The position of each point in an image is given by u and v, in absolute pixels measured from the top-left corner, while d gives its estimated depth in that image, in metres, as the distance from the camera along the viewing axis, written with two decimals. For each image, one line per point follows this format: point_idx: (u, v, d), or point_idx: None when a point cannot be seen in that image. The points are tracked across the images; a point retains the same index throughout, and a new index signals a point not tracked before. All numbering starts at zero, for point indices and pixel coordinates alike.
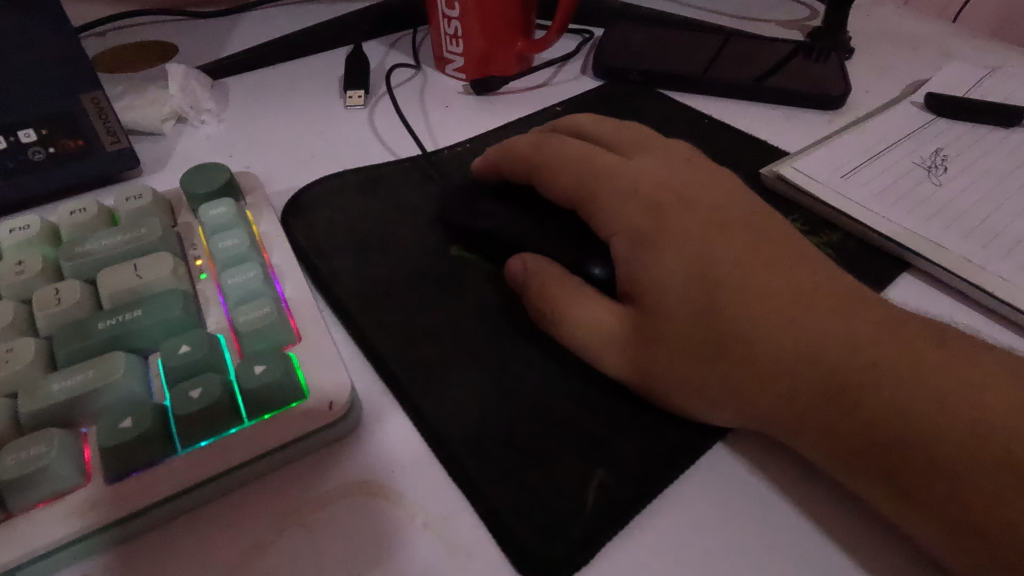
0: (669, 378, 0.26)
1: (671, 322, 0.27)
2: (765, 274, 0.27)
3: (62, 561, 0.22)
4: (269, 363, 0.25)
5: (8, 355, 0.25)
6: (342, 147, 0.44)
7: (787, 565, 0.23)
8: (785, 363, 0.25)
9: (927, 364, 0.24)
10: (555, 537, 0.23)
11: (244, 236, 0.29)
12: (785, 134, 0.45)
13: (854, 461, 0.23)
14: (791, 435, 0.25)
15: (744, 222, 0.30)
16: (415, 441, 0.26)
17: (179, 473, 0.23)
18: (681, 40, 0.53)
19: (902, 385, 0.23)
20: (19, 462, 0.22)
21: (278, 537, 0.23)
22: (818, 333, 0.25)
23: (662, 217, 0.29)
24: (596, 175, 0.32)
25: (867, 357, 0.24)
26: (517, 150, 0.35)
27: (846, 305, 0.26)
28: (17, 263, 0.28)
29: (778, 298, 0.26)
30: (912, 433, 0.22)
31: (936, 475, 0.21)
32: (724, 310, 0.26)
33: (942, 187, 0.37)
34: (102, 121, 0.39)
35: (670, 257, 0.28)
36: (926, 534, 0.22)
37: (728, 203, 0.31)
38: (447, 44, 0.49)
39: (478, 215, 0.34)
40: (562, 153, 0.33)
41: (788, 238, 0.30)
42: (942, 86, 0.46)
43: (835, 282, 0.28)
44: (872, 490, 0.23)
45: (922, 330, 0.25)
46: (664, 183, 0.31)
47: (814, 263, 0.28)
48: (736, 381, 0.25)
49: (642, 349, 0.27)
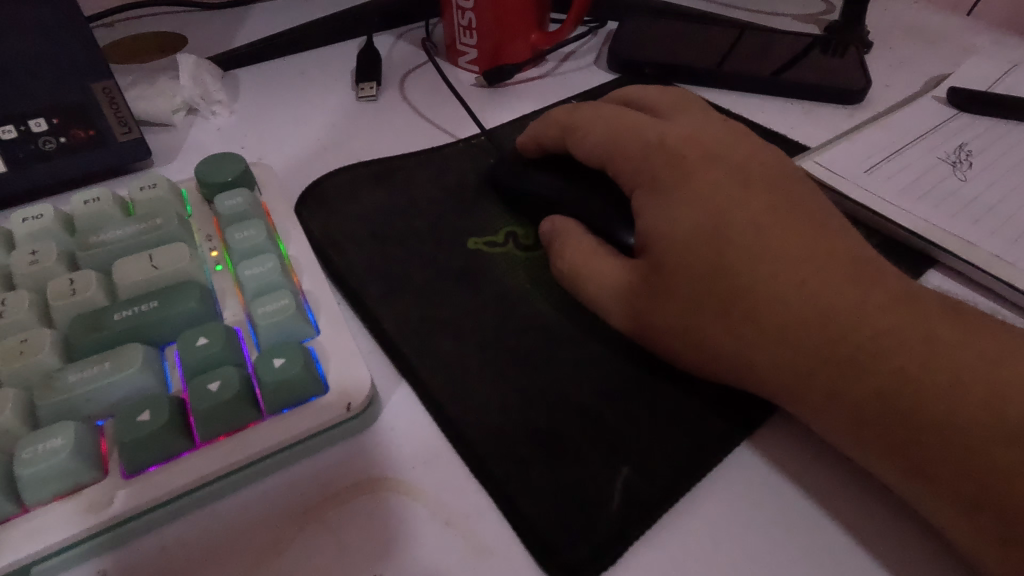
0: (674, 337, 0.27)
1: (682, 281, 0.26)
2: (778, 234, 0.26)
3: (80, 555, 0.22)
4: (289, 356, 0.24)
5: (23, 345, 0.24)
6: (355, 139, 0.43)
7: (818, 567, 0.22)
8: (795, 324, 0.24)
9: (943, 336, 0.23)
10: (581, 537, 0.23)
11: (261, 226, 0.29)
12: (803, 129, 0.44)
13: (855, 427, 0.23)
14: (795, 399, 0.24)
15: (766, 181, 0.29)
16: (436, 437, 0.26)
17: (196, 468, 0.23)
18: (697, 33, 0.52)
19: (915, 353, 0.22)
20: (34, 456, 0.22)
21: (297, 534, 0.23)
22: (828, 295, 0.24)
23: (682, 175, 0.29)
24: (618, 140, 0.32)
25: (880, 325, 0.23)
26: (553, 116, 0.35)
27: (865, 272, 0.25)
28: (31, 252, 0.28)
29: (793, 259, 0.25)
30: (921, 402, 0.22)
31: (940, 447, 0.21)
32: (735, 270, 0.26)
33: (967, 182, 0.37)
34: (113, 111, 0.38)
35: (682, 214, 0.27)
36: (930, 504, 0.22)
37: (753, 162, 0.30)
38: (460, 35, 0.48)
39: (522, 184, 0.35)
40: (595, 115, 0.34)
41: (813, 200, 0.29)
42: (964, 81, 0.45)
43: (856, 247, 0.27)
44: (877, 458, 0.23)
45: (946, 303, 0.24)
46: (693, 137, 0.30)
47: (839, 228, 0.27)
48: (743, 341, 0.25)
49: (648, 308, 0.27)
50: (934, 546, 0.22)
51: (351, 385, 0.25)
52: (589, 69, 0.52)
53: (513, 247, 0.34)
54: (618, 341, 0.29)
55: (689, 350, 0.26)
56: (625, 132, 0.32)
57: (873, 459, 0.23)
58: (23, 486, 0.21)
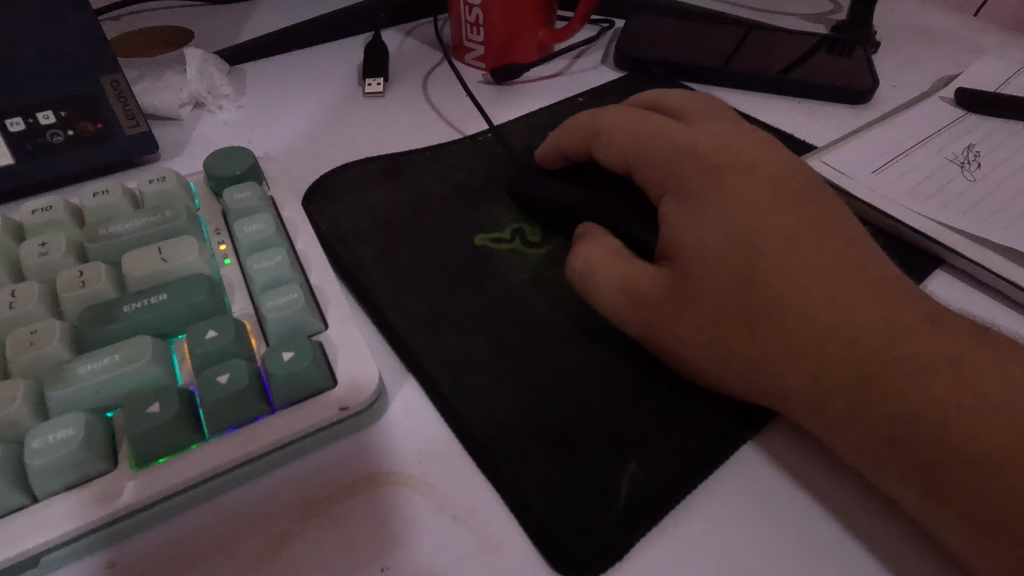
0: (692, 341, 0.26)
1: (705, 288, 0.26)
2: (812, 250, 0.26)
3: (88, 545, 0.22)
4: (298, 349, 0.24)
5: (33, 337, 0.24)
6: (361, 134, 0.44)
7: (823, 567, 0.22)
8: (819, 339, 0.24)
9: (971, 360, 0.23)
10: (589, 535, 0.23)
11: (270, 220, 0.29)
12: (810, 128, 0.44)
13: (874, 445, 0.23)
14: (809, 413, 0.24)
15: (798, 195, 0.28)
16: (443, 432, 0.26)
17: (205, 460, 0.23)
18: (704, 31, 0.52)
19: (938, 376, 0.22)
20: (46, 447, 0.22)
21: (304, 528, 0.23)
22: (859, 313, 0.24)
23: (717, 177, 0.29)
24: (648, 141, 0.31)
25: (905, 346, 0.23)
26: (575, 122, 0.35)
27: (892, 294, 0.25)
28: (41, 243, 0.28)
29: (822, 274, 0.25)
30: (942, 423, 0.22)
31: (962, 468, 0.21)
32: (763, 280, 0.26)
33: (976, 183, 0.37)
34: (121, 104, 0.38)
35: (715, 224, 0.27)
36: (937, 521, 0.22)
37: (787, 171, 0.30)
38: (468, 33, 0.48)
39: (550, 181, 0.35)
40: (620, 119, 0.33)
41: (841, 216, 0.28)
42: (972, 82, 0.45)
43: (882, 267, 0.26)
44: (886, 474, 0.23)
45: (966, 329, 0.24)
46: (726, 146, 0.30)
47: (865, 245, 0.27)
48: (764, 351, 0.25)
49: (672, 309, 0.27)
50: (941, 552, 0.22)
51: (359, 379, 0.25)
52: (596, 67, 0.52)
53: (519, 244, 0.34)
54: (624, 341, 0.29)
55: (709, 362, 0.26)
56: (654, 137, 0.31)
57: (889, 478, 0.23)
58: (33, 477, 0.22)
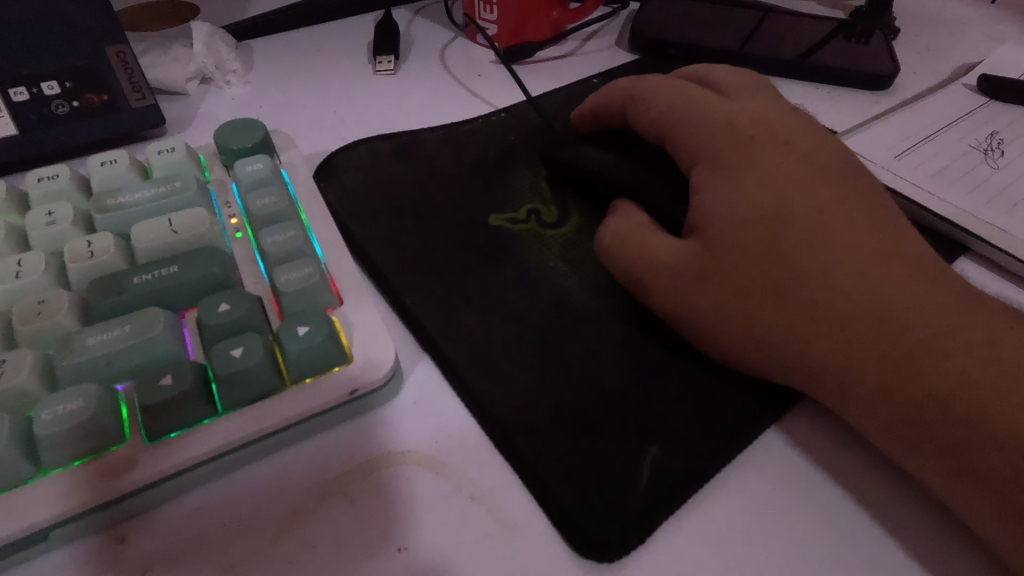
0: (718, 316, 0.26)
1: (732, 260, 0.26)
2: (843, 227, 0.25)
3: (97, 522, 0.21)
4: (313, 324, 0.23)
5: (40, 307, 0.23)
6: (373, 112, 0.43)
7: (850, 554, 0.22)
8: (850, 314, 0.24)
9: (1007, 342, 0.22)
10: (611, 516, 0.22)
11: (282, 193, 0.28)
12: (829, 113, 0.43)
13: (905, 428, 0.22)
14: (836, 392, 0.24)
15: (831, 170, 0.28)
16: (460, 413, 0.25)
17: (217, 435, 0.22)
18: (721, 14, 0.51)
19: (974, 355, 0.22)
20: (55, 417, 0.21)
21: (320, 506, 0.22)
22: (892, 290, 0.24)
23: (750, 151, 0.28)
24: (686, 111, 0.30)
25: (939, 324, 0.23)
26: (614, 88, 0.34)
27: (925, 271, 0.25)
28: (47, 213, 0.27)
29: (855, 249, 0.25)
30: (977, 403, 0.21)
31: (994, 452, 0.21)
32: (793, 254, 0.25)
33: (1000, 170, 0.36)
34: (127, 76, 0.37)
35: (744, 195, 0.27)
36: (964, 502, 0.21)
37: (820, 146, 0.29)
38: (481, 11, 0.47)
39: (581, 153, 0.34)
40: (661, 87, 0.32)
41: (875, 193, 0.28)
42: (995, 70, 0.44)
43: (915, 246, 0.26)
44: (912, 454, 0.22)
45: (999, 309, 0.24)
46: (763, 119, 0.29)
47: (897, 223, 0.27)
48: (791, 325, 0.24)
49: (699, 281, 0.26)
50: (967, 537, 0.22)
51: (376, 357, 0.25)
52: (610, 49, 0.51)
53: (535, 224, 0.33)
54: (644, 323, 0.29)
55: (735, 336, 0.26)
56: (692, 107, 0.30)
57: (919, 461, 0.22)
58: (43, 448, 0.21)
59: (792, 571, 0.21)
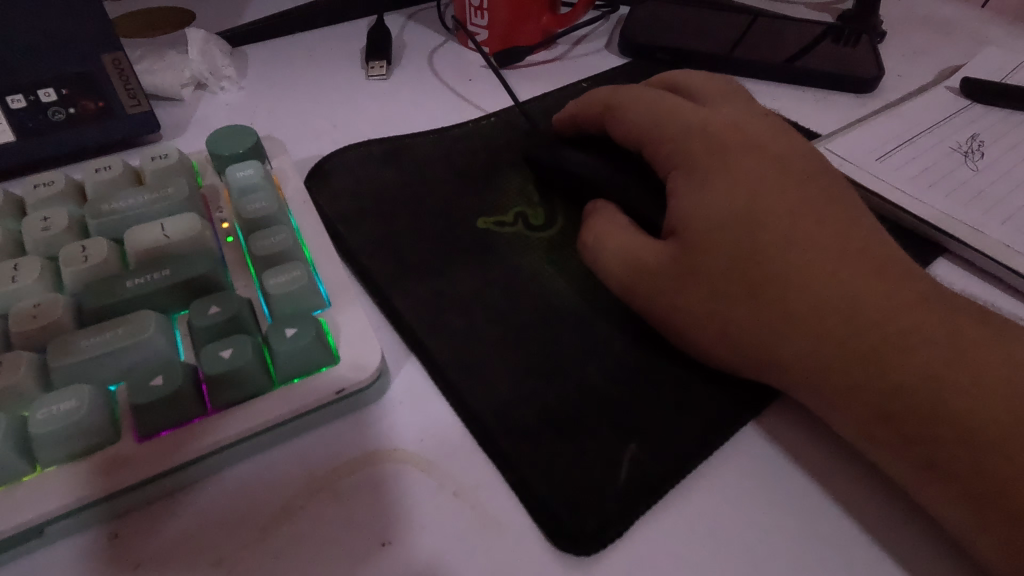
0: (694, 316, 0.27)
1: (708, 262, 0.26)
2: (815, 228, 0.26)
3: (90, 518, 0.22)
4: (300, 326, 0.24)
5: (35, 310, 0.24)
6: (364, 117, 0.43)
7: (822, 547, 0.22)
8: (821, 313, 0.24)
9: (968, 339, 0.23)
10: (590, 512, 0.23)
11: (273, 198, 0.29)
12: (814, 116, 0.44)
13: (873, 423, 0.23)
14: (808, 388, 0.25)
15: (804, 173, 0.29)
16: (445, 412, 0.26)
17: (207, 434, 0.23)
18: (710, 18, 0.51)
19: (938, 351, 0.23)
20: (49, 417, 0.22)
21: (307, 503, 0.23)
22: (861, 290, 0.24)
23: (726, 155, 0.29)
24: (662, 118, 0.31)
25: (905, 322, 0.23)
26: (593, 97, 0.35)
27: (894, 271, 0.25)
28: (43, 219, 0.27)
29: (825, 250, 0.26)
30: (939, 398, 0.22)
31: (956, 446, 0.21)
32: (766, 255, 0.26)
33: (979, 172, 0.37)
34: (123, 83, 0.38)
35: (719, 199, 0.27)
36: (930, 495, 0.22)
37: (794, 150, 0.30)
38: (471, 16, 0.48)
39: (563, 158, 0.35)
40: (636, 96, 0.33)
41: (847, 196, 0.28)
42: (978, 73, 0.45)
43: (885, 247, 0.27)
44: (880, 449, 0.23)
45: (965, 307, 0.25)
46: (737, 126, 0.30)
47: (869, 224, 0.27)
48: (764, 324, 0.25)
49: (676, 284, 0.27)
50: (937, 530, 0.23)
51: (361, 358, 0.25)
52: (600, 53, 0.52)
53: (522, 227, 0.34)
54: (626, 323, 0.29)
55: (711, 335, 0.26)
56: (666, 115, 0.31)
57: (888, 456, 0.23)
58: (37, 447, 0.22)
59: (765, 563, 0.22)
